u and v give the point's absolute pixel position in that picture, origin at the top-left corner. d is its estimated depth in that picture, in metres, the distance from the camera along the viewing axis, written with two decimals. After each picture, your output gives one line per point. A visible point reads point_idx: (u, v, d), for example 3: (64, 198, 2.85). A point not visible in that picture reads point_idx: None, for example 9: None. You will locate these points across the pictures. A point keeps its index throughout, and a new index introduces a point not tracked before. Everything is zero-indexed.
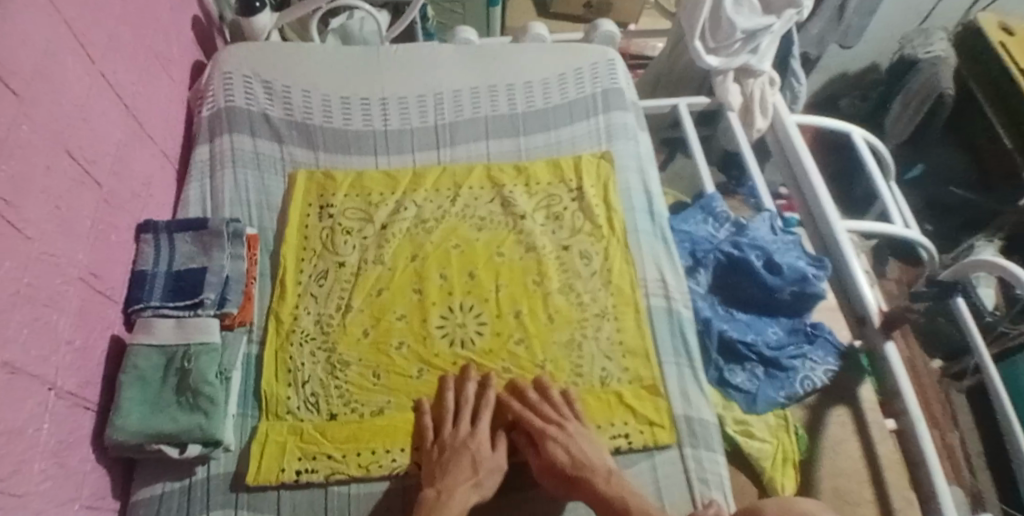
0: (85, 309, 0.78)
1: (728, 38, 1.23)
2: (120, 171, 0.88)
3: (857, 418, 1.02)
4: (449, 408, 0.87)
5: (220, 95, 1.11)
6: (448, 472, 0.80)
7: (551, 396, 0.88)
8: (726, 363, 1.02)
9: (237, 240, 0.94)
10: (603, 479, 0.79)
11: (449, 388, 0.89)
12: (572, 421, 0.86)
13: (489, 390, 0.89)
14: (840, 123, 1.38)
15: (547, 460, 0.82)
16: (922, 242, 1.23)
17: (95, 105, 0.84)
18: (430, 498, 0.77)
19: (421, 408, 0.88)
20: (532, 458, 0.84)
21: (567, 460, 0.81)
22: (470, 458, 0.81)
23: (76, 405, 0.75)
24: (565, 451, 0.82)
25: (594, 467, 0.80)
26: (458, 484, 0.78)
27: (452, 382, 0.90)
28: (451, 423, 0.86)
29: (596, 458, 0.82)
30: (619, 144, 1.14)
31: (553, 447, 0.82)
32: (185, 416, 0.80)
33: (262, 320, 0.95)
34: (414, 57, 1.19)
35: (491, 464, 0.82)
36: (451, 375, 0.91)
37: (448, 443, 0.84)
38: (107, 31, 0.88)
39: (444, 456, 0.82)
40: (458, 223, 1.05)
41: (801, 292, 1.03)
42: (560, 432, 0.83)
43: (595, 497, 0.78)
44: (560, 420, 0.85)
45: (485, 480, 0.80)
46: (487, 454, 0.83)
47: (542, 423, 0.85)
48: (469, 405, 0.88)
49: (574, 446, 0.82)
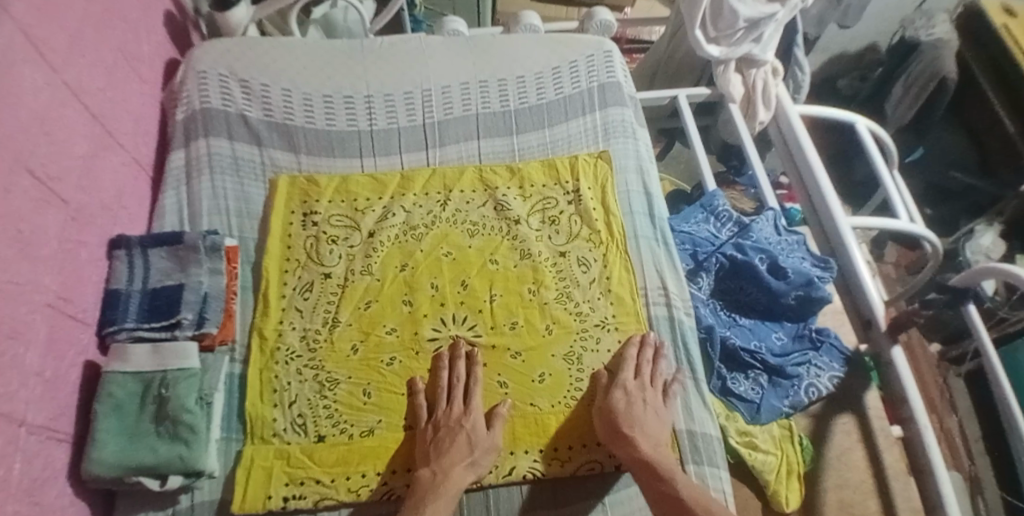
0: (54, 336, 0.73)
1: (729, 27, 1.17)
2: (86, 184, 0.82)
3: (863, 426, 0.99)
4: (443, 388, 0.86)
5: (195, 96, 1.05)
6: (444, 452, 0.80)
7: (654, 364, 0.89)
8: (730, 372, 0.99)
9: (215, 254, 0.90)
10: (648, 444, 0.81)
11: (442, 366, 0.88)
12: (655, 395, 0.87)
13: (476, 368, 0.88)
14: (842, 113, 1.32)
15: (607, 404, 0.84)
16: (925, 236, 1.18)
17: (56, 115, 0.77)
18: (426, 478, 0.79)
19: (415, 386, 0.86)
20: (598, 396, 0.87)
21: (624, 412, 0.83)
22: (465, 438, 0.81)
23: (49, 439, 0.71)
24: (626, 403, 0.84)
25: (646, 428, 0.82)
26: (456, 465, 0.79)
27: (448, 360, 0.89)
28: (445, 403, 0.85)
29: (653, 430, 0.83)
30: (617, 142, 1.09)
31: (619, 395, 0.85)
32: (165, 446, 0.76)
33: (244, 338, 0.90)
34: (399, 51, 1.13)
35: (486, 443, 0.82)
36: (445, 352, 0.89)
37: (442, 422, 0.83)
38: (66, 31, 0.81)
39: (439, 436, 0.82)
40: (449, 228, 1.00)
41: (807, 296, 0.99)
42: (634, 389, 0.85)
43: (634, 454, 0.80)
44: (641, 381, 0.87)
45: (480, 460, 0.81)
46: (481, 433, 0.82)
47: (629, 375, 0.87)
48: (461, 386, 0.86)
49: (637, 405, 0.84)
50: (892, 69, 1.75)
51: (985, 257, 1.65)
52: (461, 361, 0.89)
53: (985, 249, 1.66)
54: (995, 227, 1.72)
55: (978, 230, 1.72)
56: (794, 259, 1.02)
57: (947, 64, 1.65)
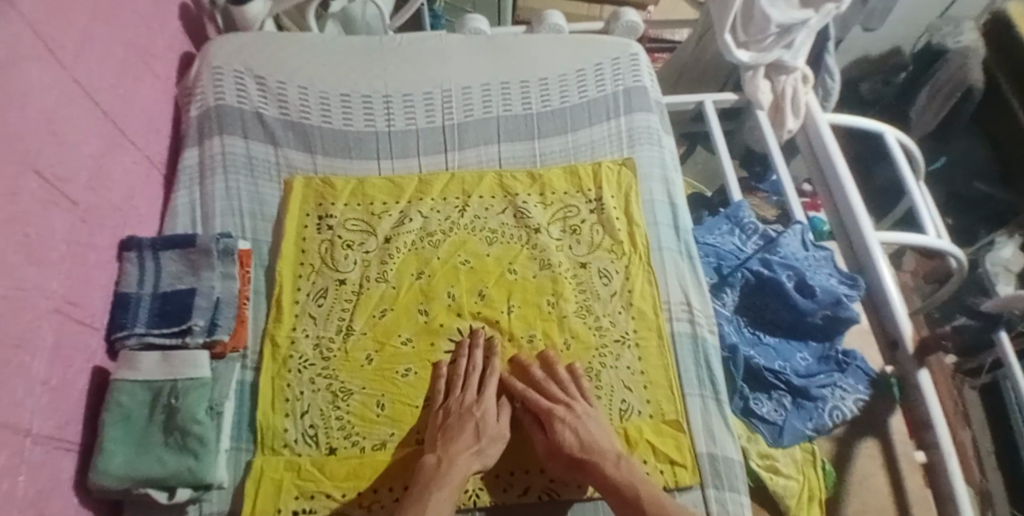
0: (61, 342, 0.71)
1: (760, 33, 1.13)
2: (96, 185, 0.80)
3: (885, 450, 0.97)
4: (460, 373, 0.86)
5: (209, 92, 1.02)
6: (453, 440, 0.79)
7: (557, 374, 0.86)
8: (752, 391, 0.96)
9: (227, 257, 0.87)
10: (610, 463, 0.78)
11: (462, 353, 0.88)
12: (584, 402, 0.84)
13: (494, 357, 0.88)
14: (870, 122, 1.26)
15: (555, 442, 0.80)
16: (950, 250, 1.14)
17: (66, 115, 0.75)
18: (430, 464, 0.77)
19: (439, 369, 0.86)
20: (538, 437, 0.83)
21: (575, 443, 0.79)
22: (474, 426, 0.80)
23: (55, 448, 0.69)
24: (573, 433, 0.80)
25: (604, 450, 0.79)
26: (461, 451, 0.78)
27: (468, 345, 0.88)
28: (460, 387, 0.85)
29: (606, 443, 0.80)
30: (641, 149, 1.05)
31: (561, 429, 0.80)
32: (174, 457, 0.74)
33: (256, 344, 0.88)
34: (420, 49, 1.10)
35: (494, 432, 0.81)
36: (465, 339, 0.89)
37: (454, 408, 0.83)
38: (76, 23, 0.78)
39: (449, 422, 0.81)
40: (467, 235, 0.97)
41: (835, 316, 0.96)
42: (568, 413, 0.81)
43: (603, 481, 0.77)
44: (566, 400, 0.83)
45: (488, 449, 0.80)
46: (490, 422, 0.82)
47: (552, 404, 0.83)
48: (477, 372, 0.86)
49: (582, 430, 0.80)
50: (917, 76, 1.70)
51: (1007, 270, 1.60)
52: (479, 348, 0.88)
53: (1005, 261, 1.61)
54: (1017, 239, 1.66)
55: (999, 241, 1.66)
56: (821, 276, 0.99)
57: (972, 72, 1.63)
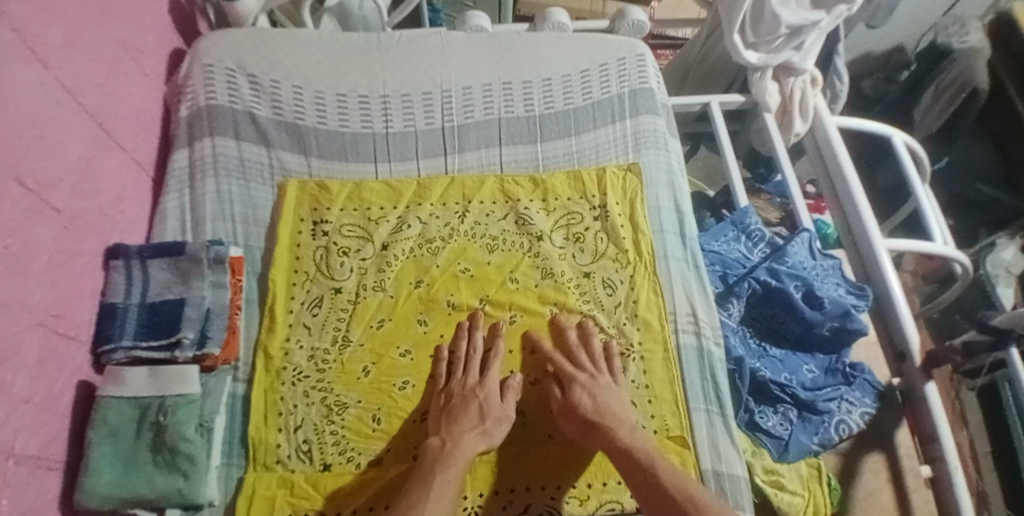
0: (46, 357, 0.68)
1: (769, 34, 1.10)
2: (82, 190, 0.77)
3: (892, 465, 0.96)
4: (461, 357, 0.85)
5: (200, 91, 0.98)
6: (456, 420, 0.78)
7: (589, 344, 0.87)
8: (758, 405, 0.93)
9: (218, 266, 0.84)
10: (625, 431, 0.77)
11: (461, 336, 0.87)
12: (604, 376, 0.84)
13: (498, 340, 0.87)
14: (876, 125, 1.18)
15: (570, 403, 0.81)
16: (956, 257, 1.07)
17: (50, 118, 0.71)
18: (435, 447, 0.76)
19: (441, 350, 0.85)
20: (555, 392, 0.83)
21: (590, 407, 0.79)
22: (477, 407, 0.80)
23: (40, 468, 0.66)
24: (591, 398, 0.80)
25: (618, 417, 0.79)
26: (466, 432, 0.77)
27: (467, 330, 0.87)
28: (462, 370, 0.84)
29: (621, 412, 0.80)
30: (647, 155, 1.02)
31: (579, 393, 0.81)
32: (162, 477, 0.72)
33: (248, 356, 0.86)
34: (421, 47, 1.06)
35: (498, 413, 0.81)
36: (465, 323, 0.88)
37: (456, 391, 0.82)
38: (61, 20, 0.74)
39: (452, 404, 0.80)
40: (468, 243, 0.94)
41: (842, 328, 0.92)
42: (589, 381, 0.82)
43: (611, 443, 0.76)
44: (589, 368, 0.84)
45: (492, 430, 0.79)
46: (494, 404, 0.81)
47: (574, 369, 0.84)
48: (478, 355, 0.85)
49: (599, 397, 0.81)
50: (920, 75, 1.65)
51: (1007, 273, 1.55)
52: (478, 330, 0.87)
53: (1006, 263, 1.56)
54: (1019, 239, 1.60)
55: (1000, 242, 1.60)
56: (828, 285, 0.96)
57: (979, 73, 1.55)
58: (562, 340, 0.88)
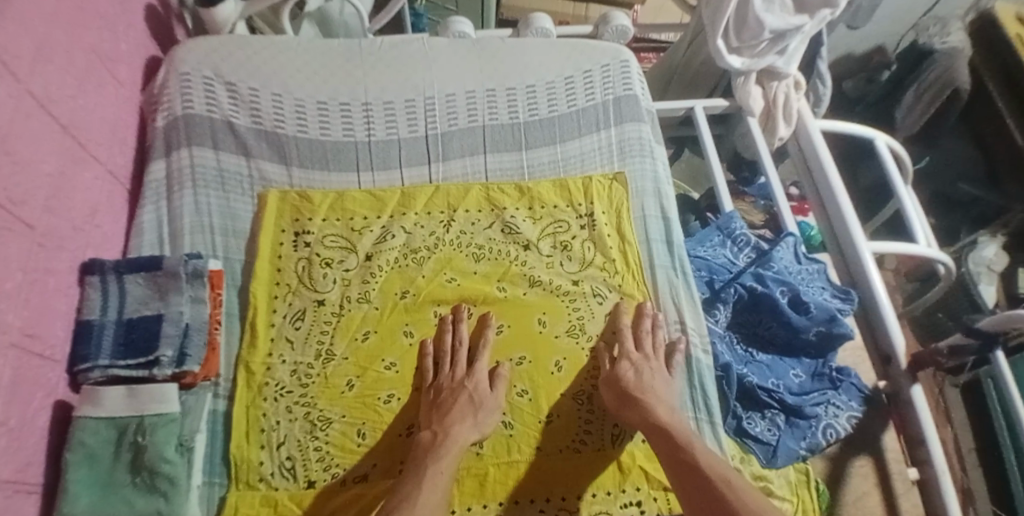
0: (20, 380, 0.65)
1: (753, 38, 1.10)
2: (55, 205, 0.74)
3: (880, 470, 0.95)
4: (446, 350, 0.85)
5: (177, 101, 0.96)
6: (447, 413, 0.78)
7: (655, 334, 0.88)
8: (745, 411, 0.92)
9: (196, 280, 0.82)
10: (664, 410, 0.78)
11: (445, 330, 0.87)
12: (658, 364, 0.85)
13: (487, 330, 0.87)
14: (857, 128, 1.17)
15: (614, 374, 0.82)
16: (939, 259, 1.06)
17: (20, 132, 0.69)
18: (427, 439, 0.76)
19: (425, 347, 0.85)
20: (604, 365, 0.85)
21: (633, 380, 0.81)
22: (467, 398, 0.80)
23: (16, 492, 0.64)
24: (635, 374, 0.81)
25: (658, 394, 0.80)
26: (457, 423, 0.77)
27: (451, 322, 0.88)
28: (449, 365, 0.84)
29: (662, 393, 0.81)
30: (633, 163, 1.02)
31: (624, 365, 0.83)
32: (143, 499, 0.70)
33: (228, 372, 0.84)
34: (405, 54, 1.04)
35: (489, 402, 0.81)
36: (449, 316, 0.88)
37: (445, 385, 0.82)
38: (31, 29, 0.72)
39: (441, 398, 0.80)
40: (454, 253, 0.93)
41: (829, 333, 0.92)
42: (640, 359, 0.83)
43: (648, 419, 0.77)
44: (642, 348, 0.85)
45: (484, 419, 0.79)
46: (484, 393, 0.81)
47: (632, 347, 0.85)
48: (464, 348, 0.85)
49: (646, 376, 0.81)
50: (902, 75, 1.61)
51: (988, 271, 1.57)
52: (462, 324, 0.87)
53: (989, 261, 1.58)
54: (999, 239, 1.63)
55: (982, 241, 1.62)
56: (814, 290, 0.96)
57: (961, 73, 1.55)
58: (618, 323, 0.89)
